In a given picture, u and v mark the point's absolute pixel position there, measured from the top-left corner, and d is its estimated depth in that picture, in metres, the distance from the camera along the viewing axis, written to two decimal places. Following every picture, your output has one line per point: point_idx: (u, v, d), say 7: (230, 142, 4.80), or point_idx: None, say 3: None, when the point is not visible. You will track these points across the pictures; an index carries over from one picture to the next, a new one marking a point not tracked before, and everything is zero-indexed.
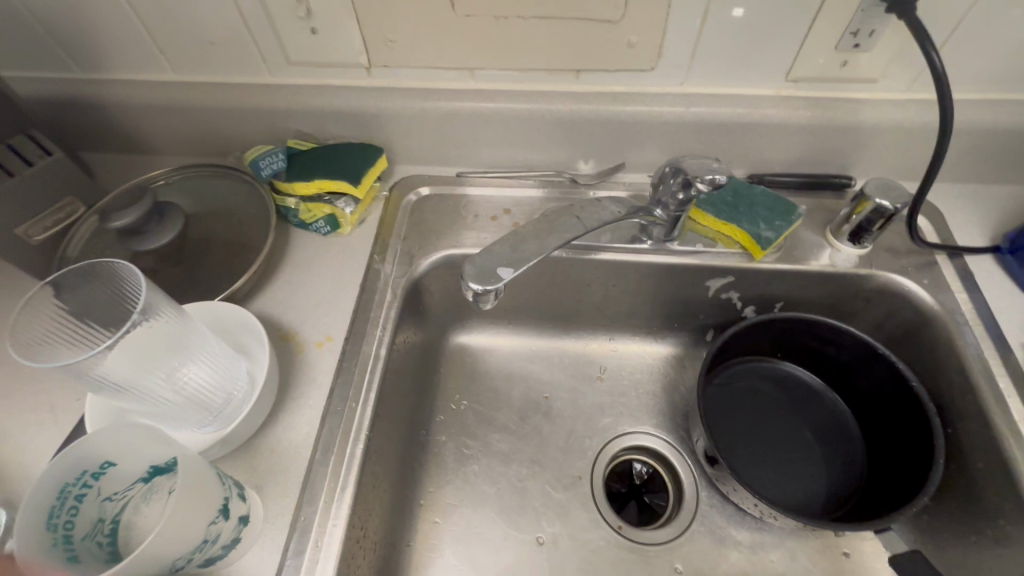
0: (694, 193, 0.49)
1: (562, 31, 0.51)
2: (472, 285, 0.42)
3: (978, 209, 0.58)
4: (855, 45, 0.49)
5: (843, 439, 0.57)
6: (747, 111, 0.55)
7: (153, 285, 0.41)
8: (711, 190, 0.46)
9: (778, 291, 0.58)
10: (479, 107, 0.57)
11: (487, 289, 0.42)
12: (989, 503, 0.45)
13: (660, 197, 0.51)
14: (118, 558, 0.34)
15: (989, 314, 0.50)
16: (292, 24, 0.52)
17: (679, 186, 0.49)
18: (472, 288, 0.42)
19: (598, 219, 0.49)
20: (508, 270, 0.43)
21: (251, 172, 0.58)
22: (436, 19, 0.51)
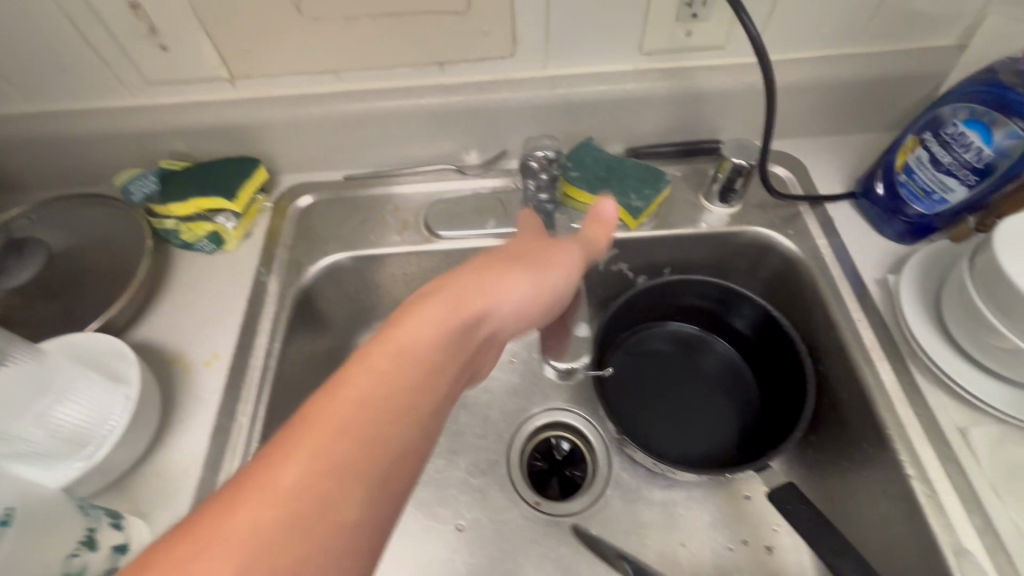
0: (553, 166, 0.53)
1: (414, 26, 0.51)
2: None
3: (838, 159, 0.62)
4: (692, 15, 0.52)
5: (735, 386, 0.60)
6: (610, 87, 0.57)
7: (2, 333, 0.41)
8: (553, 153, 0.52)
9: (662, 256, 0.61)
10: (350, 109, 0.57)
11: None
12: (853, 430, 0.48)
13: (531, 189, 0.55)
14: None
15: (846, 256, 0.54)
16: (139, 42, 0.51)
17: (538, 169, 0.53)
18: None
19: None
20: None
21: (124, 198, 0.57)
22: (286, 25, 0.51)
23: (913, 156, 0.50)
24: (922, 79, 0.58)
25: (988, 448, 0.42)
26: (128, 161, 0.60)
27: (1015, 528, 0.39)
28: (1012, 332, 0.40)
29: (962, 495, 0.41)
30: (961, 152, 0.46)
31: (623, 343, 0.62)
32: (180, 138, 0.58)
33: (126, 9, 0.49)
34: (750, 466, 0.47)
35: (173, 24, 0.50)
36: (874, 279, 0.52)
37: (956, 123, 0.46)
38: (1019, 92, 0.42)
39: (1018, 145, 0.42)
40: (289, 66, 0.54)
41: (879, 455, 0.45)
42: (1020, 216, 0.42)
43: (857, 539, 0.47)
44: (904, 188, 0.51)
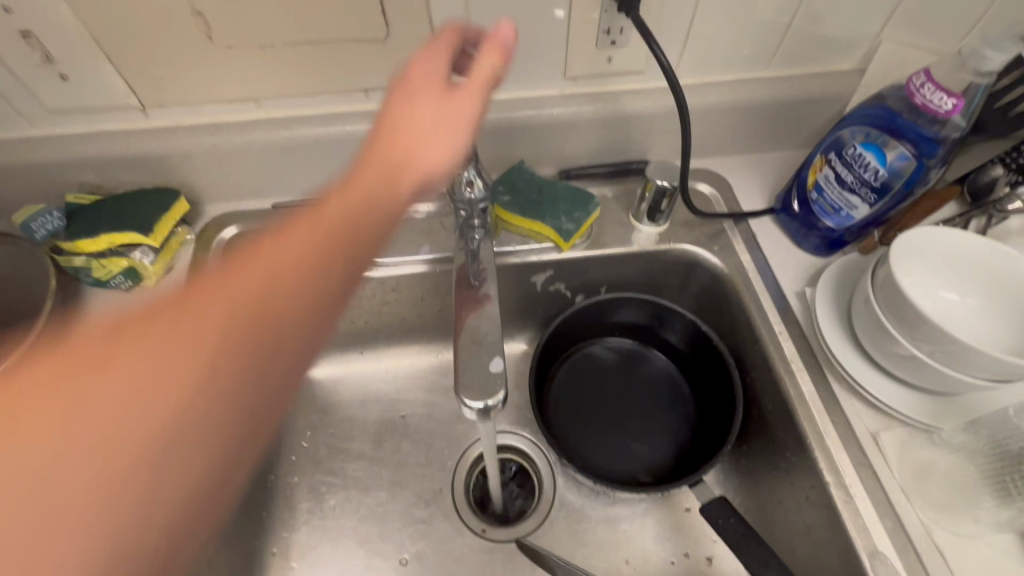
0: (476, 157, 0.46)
1: (334, 54, 0.50)
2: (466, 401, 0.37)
3: (759, 176, 0.65)
4: (611, 42, 0.53)
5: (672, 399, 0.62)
6: (537, 111, 0.57)
7: None
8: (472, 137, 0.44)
9: (597, 275, 0.62)
10: (273, 136, 0.55)
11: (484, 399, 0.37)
12: (779, 439, 0.50)
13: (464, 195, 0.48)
14: None
15: (767, 270, 0.56)
16: (36, 72, 0.48)
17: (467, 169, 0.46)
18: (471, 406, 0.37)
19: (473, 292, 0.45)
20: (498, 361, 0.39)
21: (24, 236, 0.53)
22: (197, 54, 0.49)
23: (821, 175, 0.52)
24: (830, 101, 0.62)
25: (898, 451, 0.45)
26: (31, 195, 0.56)
27: (922, 527, 0.42)
28: (909, 341, 0.43)
29: (875, 498, 0.43)
30: (861, 172, 0.49)
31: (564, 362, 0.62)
32: (89, 170, 0.55)
33: (18, 37, 0.46)
34: (683, 481, 0.48)
35: (72, 53, 0.47)
36: (794, 291, 0.55)
37: (855, 145, 0.48)
38: (907, 118, 0.46)
39: (909, 166, 0.47)
40: (205, 94, 0.52)
41: (802, 462, 0.47)
42: (912, 231, 0.45)
43: (786, 544, 0.49)
44: (815, 205, 0.54)
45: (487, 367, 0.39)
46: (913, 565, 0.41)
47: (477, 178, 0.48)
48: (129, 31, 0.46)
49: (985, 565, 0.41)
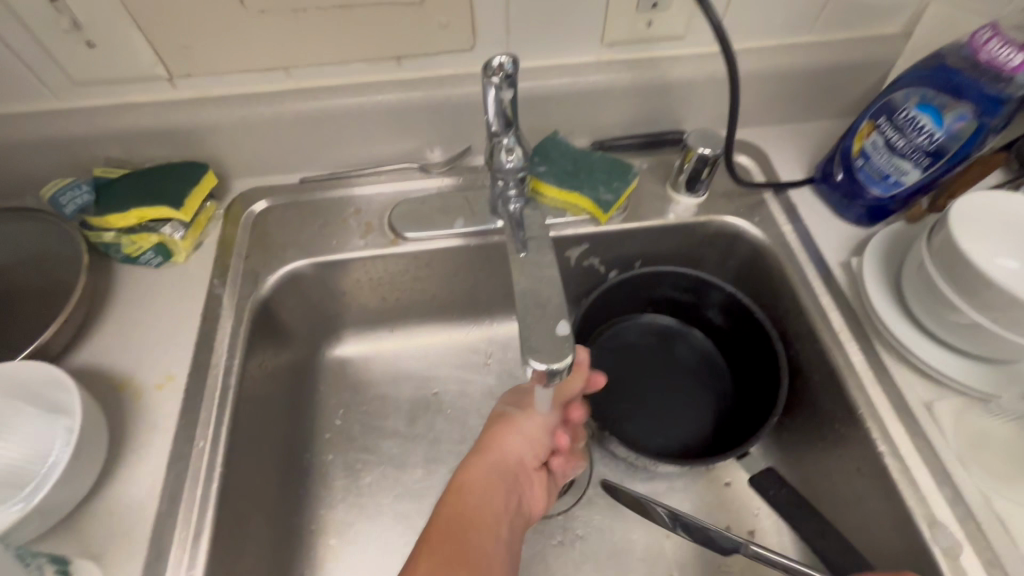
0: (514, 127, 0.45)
1: (368, 19, 0.49)
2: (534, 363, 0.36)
3: (797, 147, 0.63)
4: (652, 4, 0.51)
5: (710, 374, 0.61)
6: (573, 79, 0.56)
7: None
8: (508, 107, 0.43)
9: (633, 249, 0.60)
10: (303, 107, 0.54)
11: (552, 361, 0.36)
12: (826, 411, 0.49)
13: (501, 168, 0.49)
14: None
15: (810, 241, 0.55)
16: (62, 39, 0.47)
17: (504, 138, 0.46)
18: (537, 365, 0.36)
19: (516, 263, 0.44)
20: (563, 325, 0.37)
21: (53, 211, 0.51)
22: (228, 19, 0.47)
23: (869, 141, 0.51)
24: (872, 67, 0.60)
25: (953, 421, 0.44)
26: (57, 170, 0.55)
27: (982, 496, 0.41)
28: (969, 307, 0.42)
29: (932, 467, 0.42)
30: (915, 136, 0.47)
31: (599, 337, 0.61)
32: (116, 143, 0.53)
33: (45, 2, 0.44)
34: (730, 452, 0.48)
35: (101, 19, 0.46)
36: (838, 262, 0.54)
37: (909, 108, 0.47)
38: (969, 76, 0.44)
39: (967, 127, 0.45)
40: (235, 63, 0.51)
41: (853, 433, 0.46)
42: (969, 196, 0.44)
43: (834, 516, 0.48)
44: (861, 172, 0.52)
45: (554, 331, 0.38)
46: (974, 534, 0.40)
47: (516, 145, 0.47)
48: None
49: None
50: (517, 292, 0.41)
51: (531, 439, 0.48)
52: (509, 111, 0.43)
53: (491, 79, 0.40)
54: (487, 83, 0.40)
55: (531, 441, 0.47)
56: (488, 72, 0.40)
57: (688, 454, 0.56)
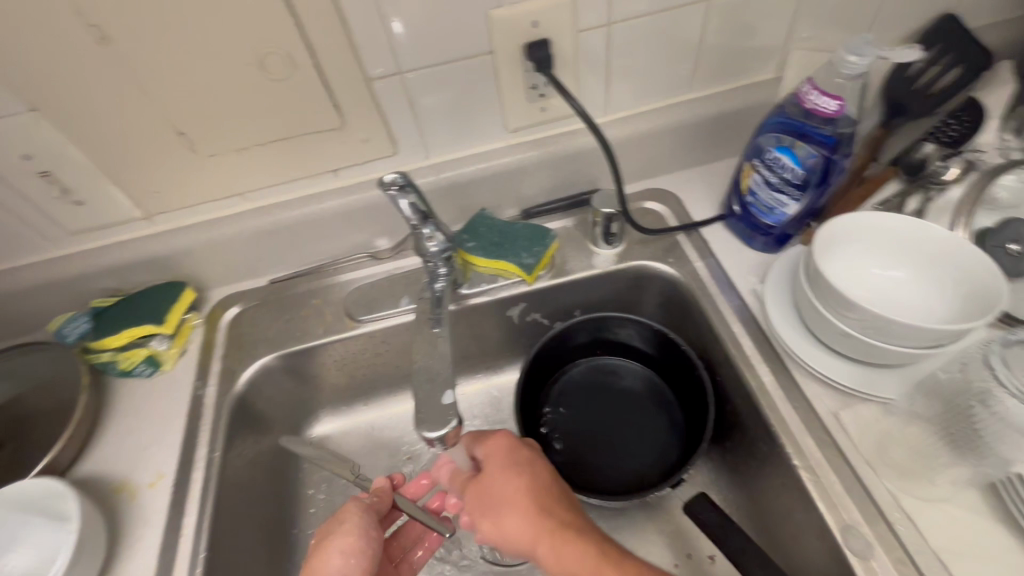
0: (430, 220, 0.53)
1: (300, 146, 0.58)
2: (430, 433, 0.45)
3: (706, 187, 0.70)
4: (540, 95, 0.60)
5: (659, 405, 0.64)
6: (488, 163, 0.64)
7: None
8: (417, 206, 0.50)
9: (568, 300, 0.66)
10: (258, 222, 0.63)
11: (440, 429, 0.46)
12: (751, 430, 0.53)
13: (428, 256, 0.56)
14: None
15: (721, 273, 0.60)
16: (55, 202, 0.57)
17: (423, 231, 0.53)
18: (429, 436, 0.45)
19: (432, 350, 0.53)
20: (449, 395, 0.48)
21: (60, 341, 0.60)
22: (185, 165, 0.57)
23: (752, 180, 0.56)
24: (756, 109, 0.67)
25: (858, 426, 0.47)
26: (62, 306, 0.64)
27: (890, 496, 0.44)
28: (842, 321, 0.46)
29: (841, 474, 0.46)
30: (782, 173, 0.53)
31: (551, 385, 0.66)
32: (107, 276, 0.63)
33: (39, 178, 0.54)
34: (667, 483, 0.52)
35: (84, 182, 0.56)
36: (747, 289, 0.58)
37: (770, 150, 0.53)
38: (808, 124, 0.51)
39: (819, 162, 0.51)
40: (195, 197, 0.60)
41: (773, 449, 0.50)
42: (839, 218, 0.49)
43: (775, 531, 0.51)
44: (753, 207, 0.58)
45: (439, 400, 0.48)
46: (883, 533, 0.42)
47: (436, 232, 0.54)
48: (128, 157, 0.55)
49: (955, 525, 0.42)
50: (414, 367, 0.51)
51: (353, 553, 0.47)
52: (420, 208, 0.51)
53: (390, 191, 0.48)
54: (389, 194, 0.49)
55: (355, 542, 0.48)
56: (384, 186, 0.48)
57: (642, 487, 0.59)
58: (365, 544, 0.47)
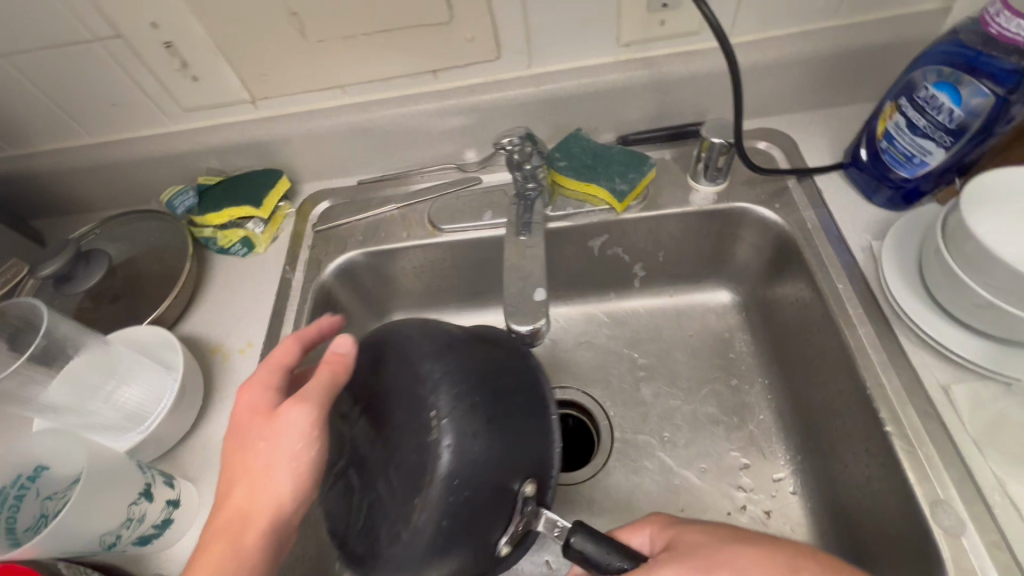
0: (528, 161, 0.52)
1: (405, 38, 0.56)
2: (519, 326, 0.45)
3: (827, 134, 0.63)
4: (663, 5, 0.54)
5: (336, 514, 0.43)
6: (592, 80, 0.60)
7: (97, 335, 0.51)
8: (520, 145, 0.50)
9: (653, 235, 0.63)
10: (356, 119, 0.63)
11: (537, 327, 0.45)
12: (842, 393, 0.50)
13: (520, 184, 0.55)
14: (18, 544, 0.39)
15: (833, 226, 0.55)
16: (173, 76, 0.59)
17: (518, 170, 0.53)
18: (523, 330, 0.45)
19: (513, 264, 0.51)
20: (541, 291, 0.48)
21: (169, 213, 0.65)
22: (292, 48, 0.57)
23: (892, 123, 0.50)
24: (905, 47, 0.58)
25: (970, 404, 0.43)
26: (175, 180, 0.68)
27: (994, 480, 0.40)
28: (982, 287, 0.41)
29: (941, 448, 0.42)
30: (934, 115, 0.46)
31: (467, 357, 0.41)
32: (213, 155, 0.66)
33: (162, 48, 0.56)
34: (515, 514, 0.38)
35: (200, 57, 0.57)
36: (860, 246, 0.53)
37: (927, 86, 0.46)
38: (985, 53, 0.43)
39: (986, 103, 0.43)
40: (301, 86, 0.61)
41: (866, 414, 0.46)
42: (1004, 171, 0.43)
43: (851, 496, 0.49)
44: (887, 155, 0.52)
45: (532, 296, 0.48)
46: (980, 515, 0.39)
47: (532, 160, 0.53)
48: (241, 35, 0.55)
49: None
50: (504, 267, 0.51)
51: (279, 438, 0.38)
52: (519, 148, 0.50)
53: (504, 143, 0.49)
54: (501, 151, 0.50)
55: (292, 432, 0.38)
56: (498, 145, 0.49)
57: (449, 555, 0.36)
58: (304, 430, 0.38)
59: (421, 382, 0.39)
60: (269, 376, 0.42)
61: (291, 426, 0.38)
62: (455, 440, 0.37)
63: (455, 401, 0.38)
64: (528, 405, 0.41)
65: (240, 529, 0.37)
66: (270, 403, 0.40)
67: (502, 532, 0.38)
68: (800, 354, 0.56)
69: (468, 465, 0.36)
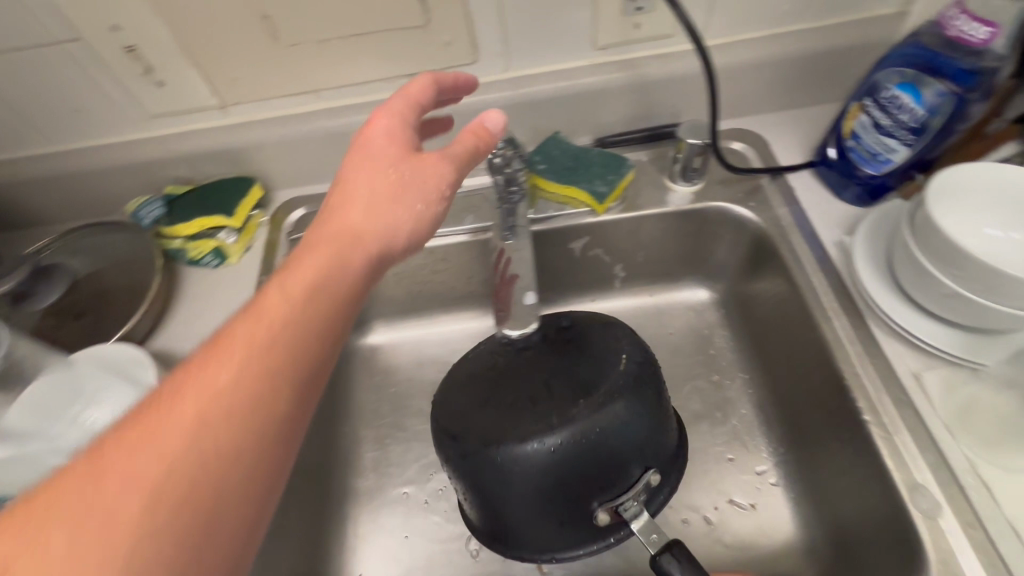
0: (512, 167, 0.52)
1: (382, 41, 0.56)
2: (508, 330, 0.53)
3: (796, 133, 0.65)
4: (638, 8, 0.55)
5: (454, 417, 0.47)
6: (570, 83, 0.60)
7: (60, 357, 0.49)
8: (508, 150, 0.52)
9: (633, 236, 0.64)
10: (331, 123, 0.62)
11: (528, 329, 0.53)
12: (821, 384, 0.51)
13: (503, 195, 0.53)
14: None
15: (806, 222, 0.57)
16: (137, 81, 0.56)
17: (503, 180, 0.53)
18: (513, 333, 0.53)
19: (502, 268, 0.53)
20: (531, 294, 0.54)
21: (133, 224, 0.62)
22: (264, 52, 0.55)
23: (858, 122, 0.52)
24: (867, 50, 0.60)
25: (941, 390, 0.45)
26: (140, 190, 0.65)
27: (967, 462, 0.42)
28: (949, 277, 0.43)
29: (916, 434, 0.44)
30: (898, 114, 0.48)
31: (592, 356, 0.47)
32: (181, 164, 0.63)
33: (124, 52, 0.54)
34: (625, 491, 0.43)
35: (165, 61, 0.55)
36: (832, 241, 0.55)
37: (890, 87, 0.48)
38: (943, 55, 0.46)
39: (946, 102, 0.46)
40: (273, 90, 0.59)
41: (844, 405, 0.48)
42: (968, 167, 0.45)
43: (833, 484, 0.50)
44: (854, 153, 0.54)
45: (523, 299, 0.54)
46: (955, 497, 0.41)
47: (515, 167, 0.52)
48: (210, 39, 0.54)
49: None
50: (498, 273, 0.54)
51: (372, 172, 0.41)
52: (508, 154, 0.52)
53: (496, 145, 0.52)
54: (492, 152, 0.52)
55: (376, 171, 0.41)
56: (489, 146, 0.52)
57: (553, 482, 0.42)
58: (402, 233, 0.41)
59: (610, 351, 0.47)
60: (388, 154, 0.42)
61: (384, 199, 0.41)
62: (590, 419, 0.42)
63: (598, 392, 0.44)
64: (666, 415, 0.47)
65: (264, 328, 0.34)
66: (406, 141, 0.43)
67: (605, 501, 0.43)
68: (779, 348, 0.58)
69: (590, 441, 0.42)
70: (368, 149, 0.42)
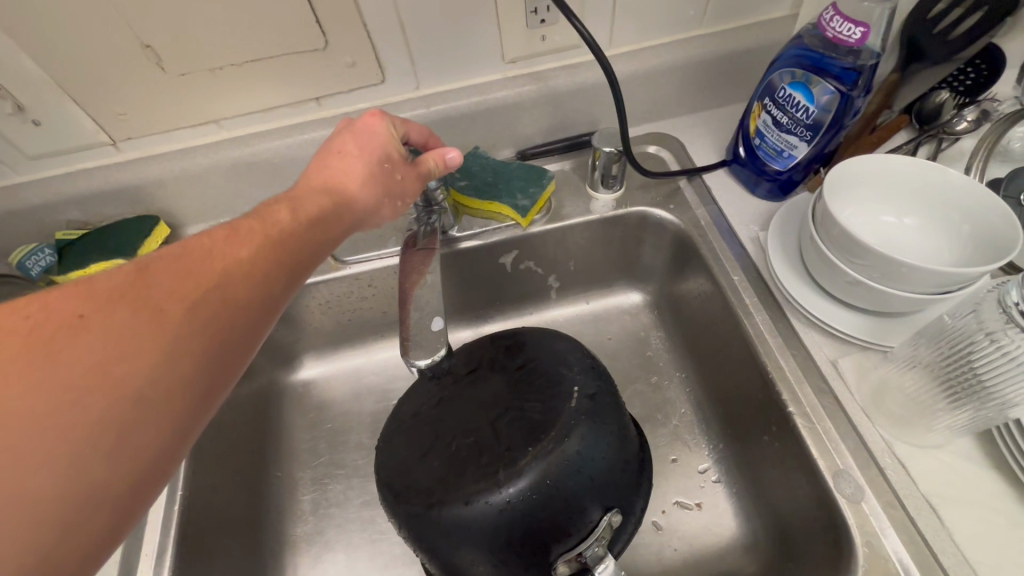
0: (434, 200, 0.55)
1: (280, 66, 0.53)
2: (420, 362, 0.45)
3: (709, 134, 0.67)
4: (541, 21, 0.55)
5: (398, 469, 0.45)
6: (482, 98, 0.60)
7: None
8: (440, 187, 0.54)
9: (562, 246, 0.64)
10: (237, 153, 0.59)
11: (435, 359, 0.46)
12: (749, 379, 0.52)
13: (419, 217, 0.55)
14: None
15: (723, 220, 0.58)
16: (9, 122, 0.52)
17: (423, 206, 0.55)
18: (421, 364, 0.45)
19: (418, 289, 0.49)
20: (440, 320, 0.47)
21: (23, 277, 0.56)
22: (151, 83, 0.52)
23: (761, 121, 0.54)
24: (765, 51, 0.63)
25: (856, 375, 0.46)
26: (29, 238, 0.60)
27: (884, 443, 0.43)
28: (852, 266, 0.44)
29: (836, 420, 0.45)
30: (794, 112, 0.50)
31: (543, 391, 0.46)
32: (72, 207, 0.58)
33: None
34: (586, 537, 0.42)
35: (39, 99, 0.51)
36: (749, 237, 0.57)
37: (784, 87, 0.50)
38: (827, 55, 0.48)
39: (834, 99, 0.48)
40: (168, 123, 0.56)
41: (770, 397, 0.49)
42: (862, 158, 0.47)
43: (768, 475, 0.51)
44: (761, 151, 0.55)
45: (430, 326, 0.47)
46: (875, 478, 0.42)
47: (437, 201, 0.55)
48: (88, 73, 0.50)
49: (948, 473, 0.42)
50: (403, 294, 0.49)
51: (355, 155, 0.42)
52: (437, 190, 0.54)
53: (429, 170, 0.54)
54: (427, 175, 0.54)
55: (364, 155, 0.42)
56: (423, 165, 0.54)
57: (506, 534, 0.40)
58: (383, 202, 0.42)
59: (562, 384, 0.46)
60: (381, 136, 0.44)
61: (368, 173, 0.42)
62: (544, 461, 0.41)
63: (552, 427, 0.43)
64: (625, 444, 0.46)
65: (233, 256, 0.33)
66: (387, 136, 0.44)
67: (564, 548, 0.42)
68: (709, 345, 0.59)
69: (546, 484, 0.41)
70: (355, 129, 0.44)
